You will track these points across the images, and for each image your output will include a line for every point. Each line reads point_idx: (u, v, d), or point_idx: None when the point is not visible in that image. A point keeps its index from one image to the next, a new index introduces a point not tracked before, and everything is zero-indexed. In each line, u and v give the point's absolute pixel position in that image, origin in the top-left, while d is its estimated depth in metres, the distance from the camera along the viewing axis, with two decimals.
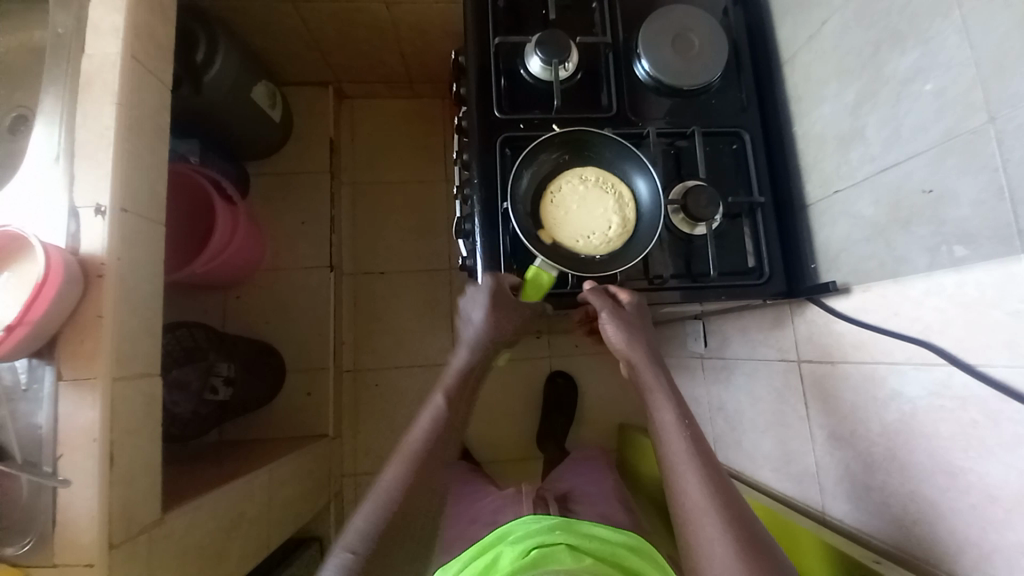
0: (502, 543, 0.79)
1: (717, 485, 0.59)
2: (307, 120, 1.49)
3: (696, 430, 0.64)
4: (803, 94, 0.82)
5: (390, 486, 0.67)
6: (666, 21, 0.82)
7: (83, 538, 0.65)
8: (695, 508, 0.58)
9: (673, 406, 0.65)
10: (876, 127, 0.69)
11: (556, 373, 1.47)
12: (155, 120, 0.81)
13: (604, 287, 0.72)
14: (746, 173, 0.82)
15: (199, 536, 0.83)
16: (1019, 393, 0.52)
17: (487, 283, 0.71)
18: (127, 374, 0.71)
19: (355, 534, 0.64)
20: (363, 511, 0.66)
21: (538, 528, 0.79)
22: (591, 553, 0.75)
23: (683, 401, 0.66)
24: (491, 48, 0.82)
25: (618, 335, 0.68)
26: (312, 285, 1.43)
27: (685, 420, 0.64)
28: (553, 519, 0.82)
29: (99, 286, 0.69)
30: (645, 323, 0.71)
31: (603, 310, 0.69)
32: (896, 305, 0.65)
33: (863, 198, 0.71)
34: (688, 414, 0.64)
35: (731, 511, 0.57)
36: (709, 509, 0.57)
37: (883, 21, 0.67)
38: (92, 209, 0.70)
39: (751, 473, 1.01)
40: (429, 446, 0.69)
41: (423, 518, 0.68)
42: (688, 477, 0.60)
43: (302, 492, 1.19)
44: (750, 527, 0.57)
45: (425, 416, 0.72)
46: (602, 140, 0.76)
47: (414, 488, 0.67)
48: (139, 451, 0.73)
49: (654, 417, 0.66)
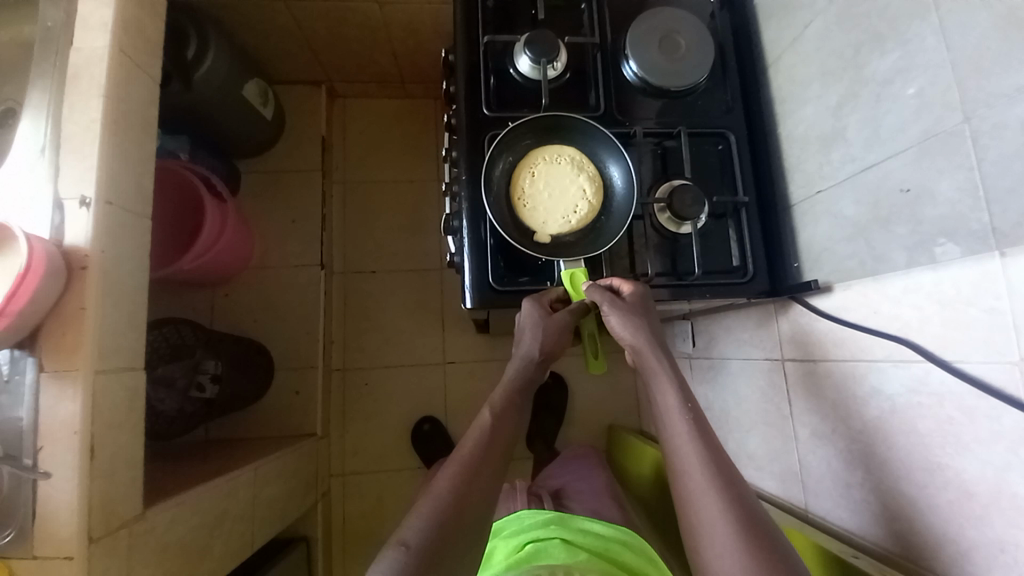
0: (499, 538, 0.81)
1: (720, 466, 0.57)
2: (299, 118, 1.49)
3: (699, 413, 0.62)
4: (786, 96, 0.83)
5: (450, 483, 0.57)
6: (653, 23, 0.83)
7: (63, 533, 0.65)
8: (696, 487, 0.55)
9: (675, 389, 0.63)
10: (857, 127, 0.70)
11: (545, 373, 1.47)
12: (143, 115, 0.81)
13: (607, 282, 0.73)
14: (731, 173, 0.83)
15: (183, 533, 0.82)
16: (998, 390, 0.53)
17: (530, 304, 0.70)
18: (108, 368, 0.71)
19: (411, 530, 0.53)
20: (419, 511, 0.55)
21: (533, 525, 0.81)
22: (585, 548, 0.75)
23: (687, 385, 0.65)
24: (480, 47, 0.83)
25: (620, 323, 0.68)
26: (301, 283, 1.43)
27: (687, 402, 0.62)
28: (549, 514, 0.83)
29: (82, 278, 0.68)
30: (649, 312, 0.71)
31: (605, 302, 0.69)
32: (875, 304, 0.67)
33: (844, 196, 0.72)
34: (690, 396, 0.63)
35: (733, 490, 0.54)
36: (709, 490, 0.55)
37: (864, 23, 0.68)
38: (77, 201, 0.70)
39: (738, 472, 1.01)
40: (489, 440, 0.62)
41: (475, 527, 0.56)
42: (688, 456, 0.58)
43: (288, 491, 1.18)
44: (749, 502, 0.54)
45: (484, 416, 0.65)
46: (532, 123, 0.77)
47: (474, 483, 0.58)
48: (119, 447, 0.72)
49: (657, 400, 0.64)
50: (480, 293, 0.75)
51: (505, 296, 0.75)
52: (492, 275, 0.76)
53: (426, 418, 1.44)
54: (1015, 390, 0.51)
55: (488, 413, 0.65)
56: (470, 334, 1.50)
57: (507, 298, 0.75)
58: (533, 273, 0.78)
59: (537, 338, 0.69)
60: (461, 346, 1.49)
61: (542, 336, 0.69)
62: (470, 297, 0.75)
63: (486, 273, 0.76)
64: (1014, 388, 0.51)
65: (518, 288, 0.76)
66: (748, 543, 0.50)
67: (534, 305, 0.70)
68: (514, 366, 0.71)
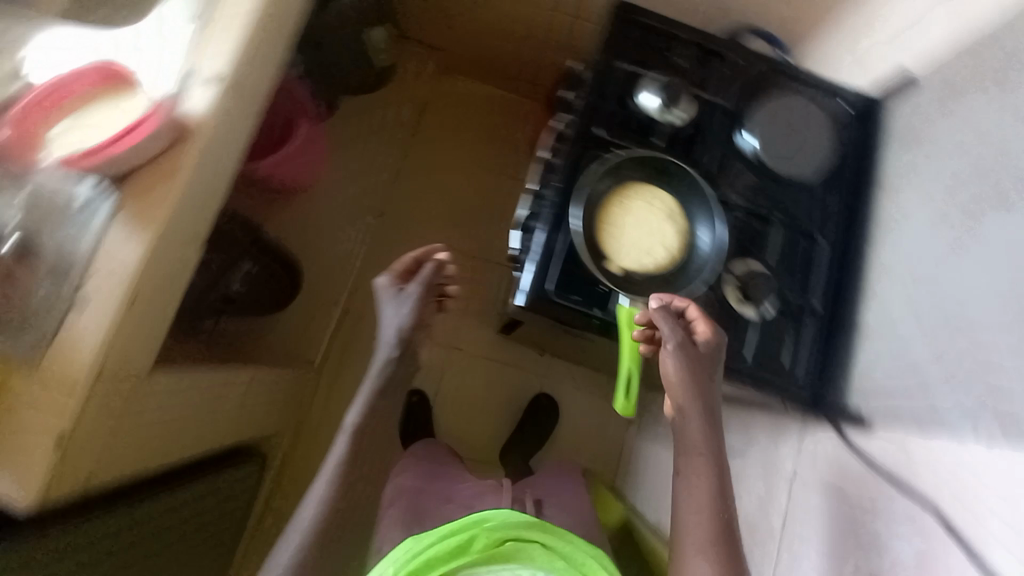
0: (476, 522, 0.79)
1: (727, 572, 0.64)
2: (408, 77, 1.55)
3: (728, 519, 0.68)
4: (888, 221, 0.82)
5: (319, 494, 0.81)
6: (780, 110, 0.84)
7: (73, 364, 0.66)
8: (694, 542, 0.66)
9: (712, 490, 0.69)
10: (953, 279, 0.68)
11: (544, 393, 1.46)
12: (285, 17, 0.84)
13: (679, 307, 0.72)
14: (807, 278, 0.83)
15: (166, 407, 0.84)
16: None
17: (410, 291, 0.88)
18: (173, 231, 0.73)
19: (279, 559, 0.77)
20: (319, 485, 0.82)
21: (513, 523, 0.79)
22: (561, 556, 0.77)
23: (726, 488, 0.70)
24: (612, 70, 0.83)
25: (676, 363, 0.70)
26: (354, 223, 1.50)
27: (722, 508, 0.68)
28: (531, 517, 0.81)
29: (186, 144, 0.72)
30: (711, 363, 0.72)
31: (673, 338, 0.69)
32: (913, 456, 0.66)
33: (919, 341, 0.70)
34: (725, 502, 0.69)
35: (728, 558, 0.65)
36: None
37: (993, 180, 0.67)
38: (206, 74, 0.74)
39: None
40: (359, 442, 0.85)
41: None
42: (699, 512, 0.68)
43: (267, 408, 1.20)
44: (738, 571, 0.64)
45: (349, 418, 0.86)
46: (639, 160, 0.78)
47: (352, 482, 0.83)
48: (152, 305, 0.74)
49: (690, 491, 0.69)
50: (536, 298, 0.75)
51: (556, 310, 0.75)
52: (555, 285, 0.75)
53: (417, 391, 1.43)
54: None
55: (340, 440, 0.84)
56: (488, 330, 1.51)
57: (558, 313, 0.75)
58: (586, 296, 0.75)
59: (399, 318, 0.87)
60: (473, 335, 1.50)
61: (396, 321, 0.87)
62: (523, 298, 0.76)
63: (549, 280, 0.75)
64: None
65: (569, 306, 0.74)
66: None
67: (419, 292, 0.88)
68: (380, 355, 0.88)
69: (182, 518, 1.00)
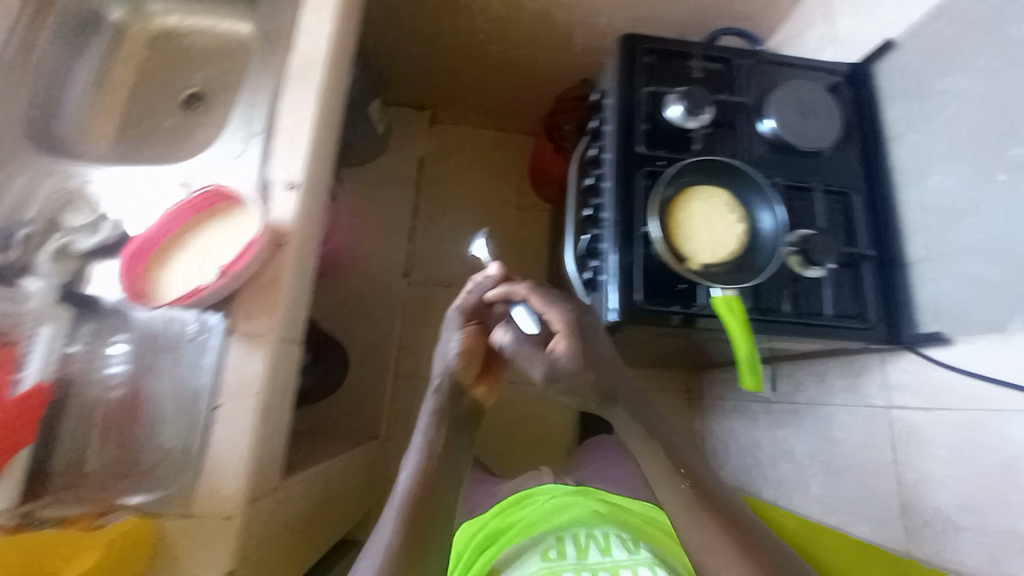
0: (530, 501, 1.05)
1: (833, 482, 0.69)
2: (404, 139, 1.66)
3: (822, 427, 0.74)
4: (911, 167, 0.87)
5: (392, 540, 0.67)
6: (791, 93, 0.91)
7: (227, 488, 0.68)
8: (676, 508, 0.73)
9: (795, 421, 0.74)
10: (990, 202, 0.73)
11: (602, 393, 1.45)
12: (335, 117, 0.90)
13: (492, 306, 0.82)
14: (853, 227, 0.90)
15: (292, 510, 0.85)
16: None
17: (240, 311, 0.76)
18: (288, 338, 0.76)
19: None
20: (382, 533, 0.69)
21: (559, 491, 1.05)
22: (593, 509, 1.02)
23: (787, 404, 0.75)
24: (638, 95, 0.92)
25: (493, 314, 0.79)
26: (383, 287, 1.57)
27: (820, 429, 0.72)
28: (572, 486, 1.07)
29: (282, 253, 0.75)
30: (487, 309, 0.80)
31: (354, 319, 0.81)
32: (1005, 357, 0.71)
33: (975, 258, 0.74)
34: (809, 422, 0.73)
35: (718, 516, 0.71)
36: None
37: (1001, 114, 0.72)
38: (284, 183, 0.78)
39: (790, 505, 1.12)
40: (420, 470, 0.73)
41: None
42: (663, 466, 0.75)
43: (355, 484, 1.22)
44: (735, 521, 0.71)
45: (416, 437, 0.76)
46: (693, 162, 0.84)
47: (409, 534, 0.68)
48: (277, 413, 0.76)
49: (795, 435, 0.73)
50: (625, 309, 0.81)
51: (648, 315, 0.81)
52: (640, 294, 0.82)
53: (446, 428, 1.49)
54: None
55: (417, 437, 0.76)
56: None
57: (650, 316, 0.81)
58: (677, 297, 0.83)
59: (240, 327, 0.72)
60: None
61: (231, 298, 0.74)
62: (617, 311, 0.81)
63: (632, 291, 0.82)
64: None
65: (664, 310, 0.81)
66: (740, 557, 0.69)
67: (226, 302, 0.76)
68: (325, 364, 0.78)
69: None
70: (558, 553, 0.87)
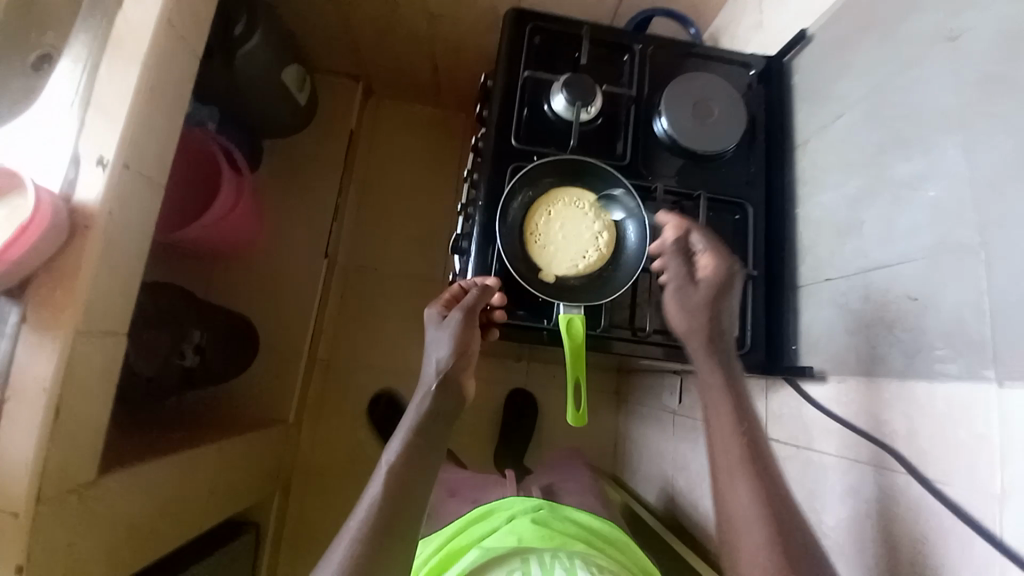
0: (486, 520, 0.79)
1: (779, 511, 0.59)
2: (330, 110, 1.53)
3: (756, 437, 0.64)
4: (809, 178, 0.79)
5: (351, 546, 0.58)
6: (688, 87, 0.82)
7: (13, 491, 0.61)
8: (732, 471, 0.62)
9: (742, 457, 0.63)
10: (873, 225, 0.67)
11: (517, 390, 1.39)
12: (178, 88, 0.83)
13: (454, 290, 0.73)
14: (743, 244, 0.81)
15: (135, 510, 0.80)
16: (990, 532, 0.49)
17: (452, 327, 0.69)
18: (94, 330, 0.69)
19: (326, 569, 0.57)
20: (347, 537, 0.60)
21: (521, 512, 0.78)
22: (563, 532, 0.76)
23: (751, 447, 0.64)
24: (519, 80, 0.83)
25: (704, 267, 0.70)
26: (304, 268, 1.44)
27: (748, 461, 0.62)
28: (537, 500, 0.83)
29: (84, 236, 0.68)
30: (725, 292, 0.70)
31: (433, 317, 0.71)
32: (864, 401, 0.64)
33: (853, 287, 0.68)
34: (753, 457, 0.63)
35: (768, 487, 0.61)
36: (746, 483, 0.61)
37: (892, 126, 0.66)
38: (95, 159, 0.71)
39: (682, 527, 1.05)
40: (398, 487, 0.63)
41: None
42: (726, 425, 0.66)
43: (247, 475, 1.16)
44: (787, 510, 0.59)
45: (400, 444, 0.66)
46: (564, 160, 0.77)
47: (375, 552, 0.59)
48: (89, 411, 0.70)
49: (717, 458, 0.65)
50: None
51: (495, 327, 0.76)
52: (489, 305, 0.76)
53: (377, 399, 1.45)
54: (1010, 536, 0.48)
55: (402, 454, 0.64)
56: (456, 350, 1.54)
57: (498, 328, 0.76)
58: (529, 309, 0.77)
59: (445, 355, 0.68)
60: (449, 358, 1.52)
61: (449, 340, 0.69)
62: None
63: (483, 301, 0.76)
64: (1009, 533, 0.48)
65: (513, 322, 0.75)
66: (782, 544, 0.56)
67: (461, 320, 0.69)
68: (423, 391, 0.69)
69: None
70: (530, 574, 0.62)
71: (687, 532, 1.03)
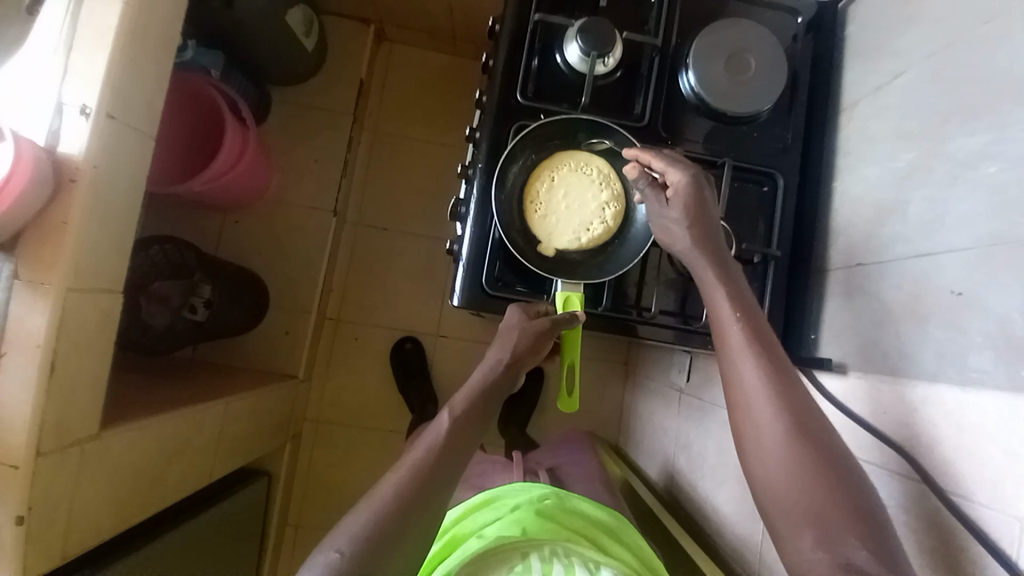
0: (488, 509, 0.75)
1: (800, 426, 0.51)
2: (340, 56, 1.44)
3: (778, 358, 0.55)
4: (853, 148, 0.70)
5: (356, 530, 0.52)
6: (723, 36, 0.72)
7: (14, 441, 0.63)
8: (752, 390, 0.53)
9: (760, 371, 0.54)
10: (921, 206, 0.58)
11: None
12: (165, 31, 0.78)
13: (544, 308, 0.68)
14: (768, 220, 0.73)
15: (139, 458, 0.83)
16: (1010, 558, 0.45)
17: (523, 324, 0.65)
18: (85, 287, 0.68)
19: (345, 537, 0.52)
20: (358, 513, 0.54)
21: (526, 501, 0.74)
22: (568, 524, 0.72)
23: (773, 360, 0.55)
24: (529, 26, 0.74)
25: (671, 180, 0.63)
26: (313, 225, 1.42)
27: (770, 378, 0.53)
28: (544, 488, 0.77)
29: (70, 191, 0.66)
30: (702, 198, 0.61)
31: (516, 317, 0.66)
32: (886, 403, 0.59)
33: (887, 277, 0.61)
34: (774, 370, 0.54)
35: (790, 402, 0.52)
36: (765, 398, 0.53)
37: (960, 91, 0.56)
38: (77, 108, 0.67)
39: (680, 505, 1.04)
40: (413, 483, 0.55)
41: (423, 529, 0.54)
42: (734, 331, 0.57)
43: (255, 427, 1.19)
44: (814, 425, 0.51)
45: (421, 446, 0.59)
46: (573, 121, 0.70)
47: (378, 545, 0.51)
48: (85, 367, 0.70)
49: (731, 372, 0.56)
50: (469, 292, 0.72)
51: (495, 302, 0.72)
52: (485, 277, 0.72)
53: (409, 338, 1.48)
54: None
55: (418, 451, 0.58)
56: (465, 314, 1.51)
57: (496, 304, 0.72)
58: (530, 283, 0.73)
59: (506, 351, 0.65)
60: (456, 322, 1.51)
61: (515, 340, 0.64)
62: (459, 294, 0.72)
63: (479, 272, 0.72)
64: None
65: (512, 297, 0.71)
66: (809, 469, 0.49)
67: (540, 330, 0.64)
68: (481, 370, 0.65)
69: (213, 531, 1.08)
70: None
71: (685, 511, 1.01)
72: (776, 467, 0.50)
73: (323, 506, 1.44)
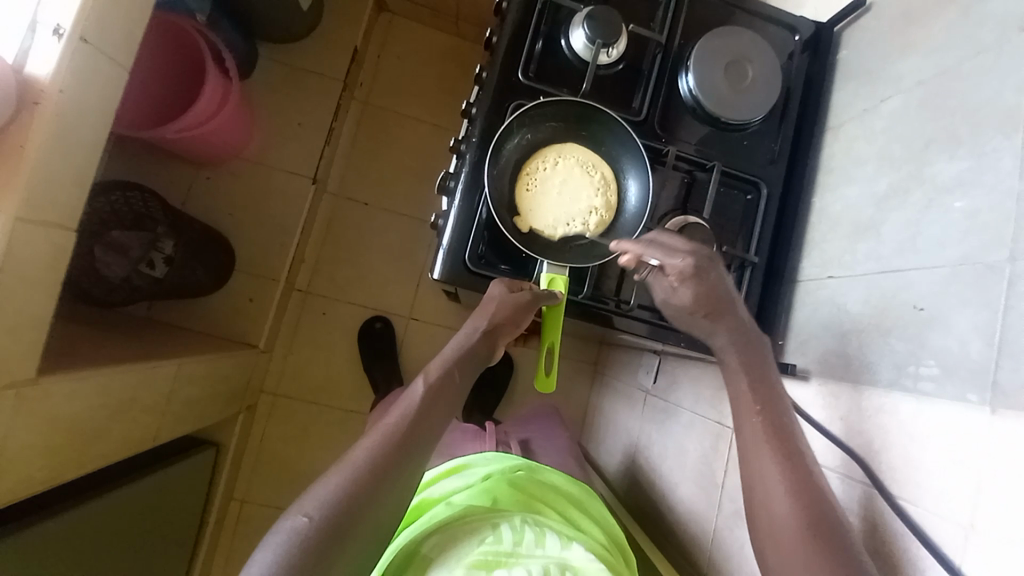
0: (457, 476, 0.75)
1: (799, 477, 0.53)
2: (335, 18, 1.38)
3: (781, 408, 0.58)
4: (835, 166, 0.73)
5: (323, 497, 0.50)
6: (726, 42, 0.73)
7: None
8: (755, 441, 0.56)
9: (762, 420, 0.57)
10: (894, 226, 0.61)
11: None
12: None
13: (527, 285, 0.68)
14: (749, 227, 0.75)
15: (77, 409, 0.77)
16: (948, 558, 0.48)
17: (501, 294, 0.65)
18: (36, 219, 0.63)
19: (314, 501, 0.50)
20: (327, 481, 0.51)
21: (498, 471, 0.75)
22: (539, 498, 0.73)
23: (778, 411, 0.58)
24: (537, 6, 0.73)
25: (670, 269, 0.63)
26: (290, 191, 1.36)
27: (773, 428, 0.56)
28: (517, 459, 0.78)
29: (32, 114, 0.60)
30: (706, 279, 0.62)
31: (497, 291, 0.65)
32: (844, 410, 0.61)
33: (856, 289, 0.64)
34: (776, 420, 0.57)
35: (796, 466, 0.54)
36: (766, 443, 0.55)
37: (944, 119, 0.59)
38: (50, 27, 0.62)
39: (636, 503, 1.05)
40: (381, 454, 0.54)
41: (389, 503, 0.52)
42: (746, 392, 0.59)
43: (209, 393, 1.13)
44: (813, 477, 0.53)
45: (392, 415, 0.57)
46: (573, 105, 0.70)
47: (344, 516, 0.49)
48: (29, 305, 0.65)
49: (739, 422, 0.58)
50: (450, 266, 0.70)
51: (476, 280, 0.71)
52: (469, 253, 0.70)
53: (379, 317, 1.45)
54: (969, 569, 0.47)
55: (392, 418, 0.57)
56: (441, 299, 1.49)
57: (478, 281, 0.71)
58: (513, 263, 0.72)
59: (482, 321, 0.65)
60: (430, 305, 1.48)
61: (492, 309, 0.64)
62: (439, 267, 0.70)
63: (463, 246, 0.70)
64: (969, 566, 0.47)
65: (494, 275, 0.70)
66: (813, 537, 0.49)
67: (517, 302, 0.64)
68: (454, 342, 0.65)
69: (151, 497, 1.02)
70: (501, 545, 0.58)
71: (642, 507, 1.03)
72: (774, 510, 0.52)
73: (274, 481, 1.39)
